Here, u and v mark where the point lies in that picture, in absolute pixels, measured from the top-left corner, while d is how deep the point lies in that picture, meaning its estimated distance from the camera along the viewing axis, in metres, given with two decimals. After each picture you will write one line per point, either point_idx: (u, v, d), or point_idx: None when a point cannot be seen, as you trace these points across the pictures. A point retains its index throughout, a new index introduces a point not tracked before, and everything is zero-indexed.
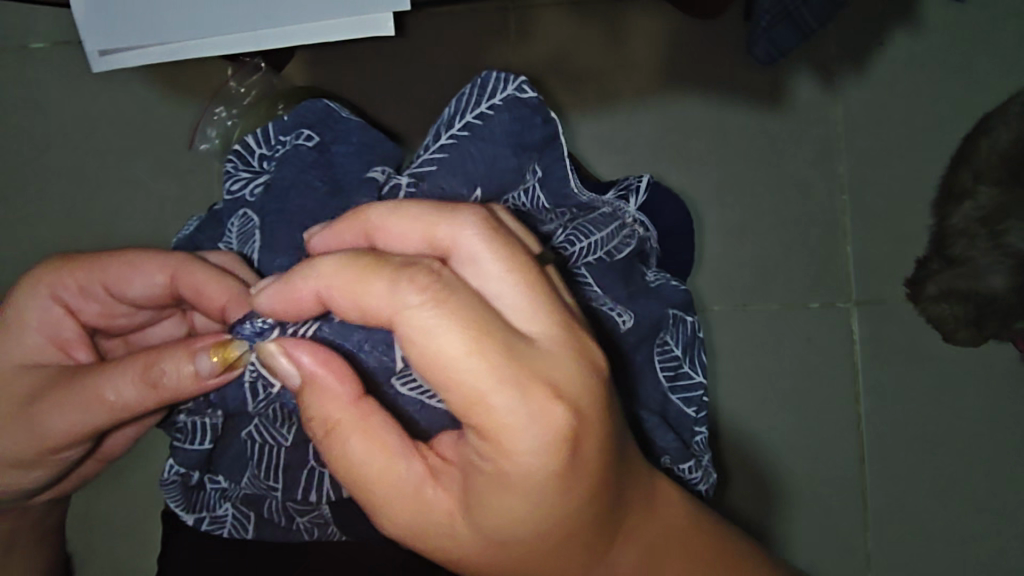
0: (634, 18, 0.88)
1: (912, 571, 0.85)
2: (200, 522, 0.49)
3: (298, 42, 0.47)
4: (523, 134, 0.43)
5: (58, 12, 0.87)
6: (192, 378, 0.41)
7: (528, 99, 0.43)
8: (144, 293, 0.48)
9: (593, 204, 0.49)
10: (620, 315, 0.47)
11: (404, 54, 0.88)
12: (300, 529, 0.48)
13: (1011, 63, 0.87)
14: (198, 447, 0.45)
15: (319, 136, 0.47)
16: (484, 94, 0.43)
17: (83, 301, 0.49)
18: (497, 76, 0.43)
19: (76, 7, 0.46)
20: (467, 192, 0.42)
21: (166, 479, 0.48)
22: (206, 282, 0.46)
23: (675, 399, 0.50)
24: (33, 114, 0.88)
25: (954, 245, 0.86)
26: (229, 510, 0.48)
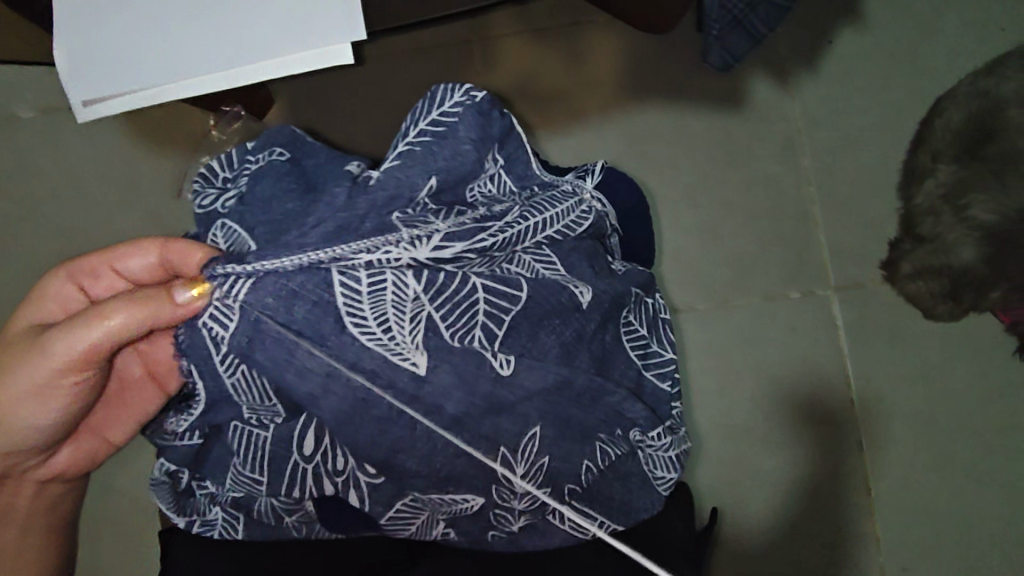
0: (592, 39, 0.93)
1: (924, 550, 0.85)
2: (191, 526, 0.50)
3: (264, 77, 0.50)
4: (484, 127, 0.47)
5: (45, 82, 0.91)
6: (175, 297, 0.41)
7: (477, 101, 0.47)
8: (145, 269, 0.52)
9: (555, 184, 0.52)
10: (578, 289, 0.47)
11: (377, 91, 0.92)
12: (288, 527, 0.50)
13: (956, 47, 0.90)
14: (189, 445, 0.47)
15: (291, 153, 0.47)
16: (435, 100, 0.46)
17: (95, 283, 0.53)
18: (445, 86, 0.47)
19: (61, 64, 0.50)
20: (422, 180, 0.43)
21: (156, 480, 0.50)
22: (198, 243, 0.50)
23: (647, 374, 0.52)
24: (27, 179, 0.92)
25: (922, 223, 0.88)
26: (219, 514, 0.50)
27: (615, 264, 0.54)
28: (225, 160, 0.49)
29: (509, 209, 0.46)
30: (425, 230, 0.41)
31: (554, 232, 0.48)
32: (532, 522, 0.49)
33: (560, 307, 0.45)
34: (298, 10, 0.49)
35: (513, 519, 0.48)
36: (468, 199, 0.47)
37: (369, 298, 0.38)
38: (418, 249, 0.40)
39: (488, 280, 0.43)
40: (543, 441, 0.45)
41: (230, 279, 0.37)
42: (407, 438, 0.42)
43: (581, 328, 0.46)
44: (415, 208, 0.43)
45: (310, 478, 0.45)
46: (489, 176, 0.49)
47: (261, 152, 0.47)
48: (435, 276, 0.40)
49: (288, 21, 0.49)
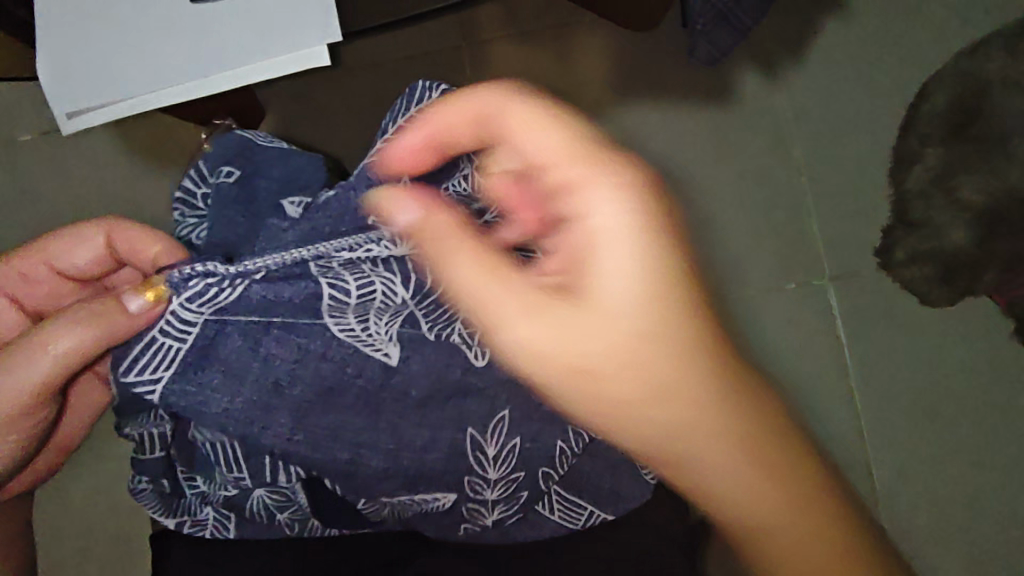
0: (578, 40, 0.93)
1: (929, 538, 0.84)
2: (181, 525, 0.55)
3: (245, 82, 0.51)
4: (438, 119, 0.53)
5: (41, 104, 0.93)
6: (125, 316, 0.49)
7: (433, 96, 0.54)
8: (88, 261, 0.60)
9: (509, 180, 0.59)
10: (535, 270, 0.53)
11: (366, 98, 0.93)
12: (280, 524, 0.55)
13: (942, 32, 0.90)
14: (155, 455, 0.54)
15: (237, 171, 0.60)
16: (411, 98, 0.54)
17: (29, 282, 0.60)
18: (422, 86, 0.55)
19: (41, 77, 0.50)
20: None
21: (141, 488, 0.55)
22: (135, 238, 0.58)
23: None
24: (24, 200, 0.93)
25: (913, 209, 0.88)
26: (211, 513, 0.55)
27: None
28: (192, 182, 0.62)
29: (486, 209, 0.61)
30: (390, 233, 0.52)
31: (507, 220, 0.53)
32: (507, 514, 0.56)
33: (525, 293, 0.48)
34: (275, 17, 0.50)
35: (488, 487, 0.54)
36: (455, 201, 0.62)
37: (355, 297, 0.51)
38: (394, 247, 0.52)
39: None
40: (510, 424, 0.54)
41: (195, 278, 0.48)
42: (388, 422, 0.51)
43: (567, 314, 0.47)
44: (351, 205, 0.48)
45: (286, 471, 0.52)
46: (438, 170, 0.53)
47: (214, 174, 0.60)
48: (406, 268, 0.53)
49: (266, 28, 0.50)
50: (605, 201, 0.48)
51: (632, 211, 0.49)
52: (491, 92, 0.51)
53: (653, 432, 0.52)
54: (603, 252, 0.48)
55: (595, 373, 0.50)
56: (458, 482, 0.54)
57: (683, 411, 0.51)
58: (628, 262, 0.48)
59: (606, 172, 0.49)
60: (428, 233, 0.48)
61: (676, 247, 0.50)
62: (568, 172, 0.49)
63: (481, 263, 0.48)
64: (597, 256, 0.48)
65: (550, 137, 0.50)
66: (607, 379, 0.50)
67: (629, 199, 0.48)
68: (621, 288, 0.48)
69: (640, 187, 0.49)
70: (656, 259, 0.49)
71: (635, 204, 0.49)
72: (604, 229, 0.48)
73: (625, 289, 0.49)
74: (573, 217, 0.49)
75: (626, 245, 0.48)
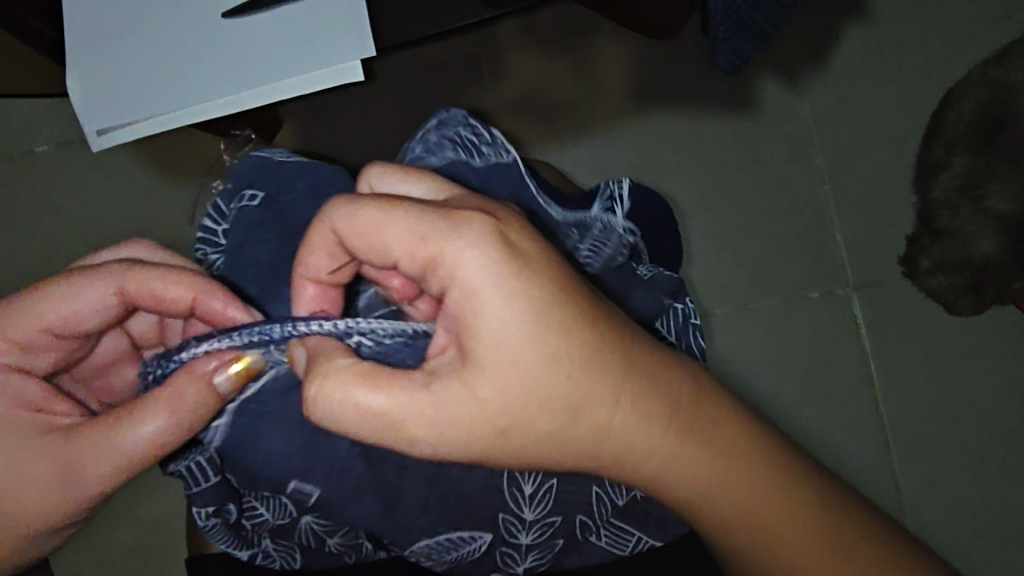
0: (598, 49, 0.93)
1: (958, 551, 0.83)
2: (254, 558, 0.53)
3: (276, 97, 0.50)
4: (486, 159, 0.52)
5: (58, 115, 0.92)
6: (213, 394, 0.42)
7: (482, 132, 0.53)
8: (91, 318, 0.44)
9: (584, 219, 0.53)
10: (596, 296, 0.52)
11: (384, 106, 0.92)
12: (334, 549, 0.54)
13: (965, 40, 0.90)
14: (208, 485, 0.48)
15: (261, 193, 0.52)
16: (444, 128, 0.53)
17: (31, 355, 0.45)
18: (453, 115, 0.53)
19: (73, 94, 0.50)
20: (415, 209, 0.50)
21: (206, 527, 0.50)
22: (159, 285, 0.44)
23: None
24: (42, 212, 0.92)
25: (939, 218, 0.85)
26: (273, 543, 0.53)
27: (642, 271, 0.56)
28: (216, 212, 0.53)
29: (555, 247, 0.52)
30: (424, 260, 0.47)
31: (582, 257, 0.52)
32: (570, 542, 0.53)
33: None
34: (307, 32, 0.49)
35: (524, 529, 0.51)
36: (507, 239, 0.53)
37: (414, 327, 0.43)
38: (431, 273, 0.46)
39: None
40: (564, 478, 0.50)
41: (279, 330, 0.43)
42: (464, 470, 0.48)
43: None
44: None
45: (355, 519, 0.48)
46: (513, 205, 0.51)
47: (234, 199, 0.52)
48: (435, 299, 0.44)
49: (298, 44, 0.49)
50: (474, 263, 0.36)
51: (541, 273, 0.37)
52: (346, 204, 0.37)
53: (683, 476, 0.43)
54: (506, 332, 0.37)
55: (597, 437, 0.40)
56: (492, 519, 0.50)
57: (702, 480, 0.43)
58: (530, 332, 0.37)
59: (468, 232, 0.36)
60: (316, 382, 0.37)
61: (580, 287, 0.39)
62: (457, 288, 0.36)
63: (362, 381, 0.36)
64: (500, 346, 0.37)
65: (405, 241, 0.36)
66: (606, 439, 0.40)
67: (512, 261, 0.36)
68: (526, 366, 0.37)
69: (520, 235, 0.38)
70: (553, 336, 0.37)
71: (522, 272, 0.37)
72: (524, 284, 0.37)
73: (542, 375, 0.38)
74: (456, 295, 0.36)
75: (501, 308, 0.36)
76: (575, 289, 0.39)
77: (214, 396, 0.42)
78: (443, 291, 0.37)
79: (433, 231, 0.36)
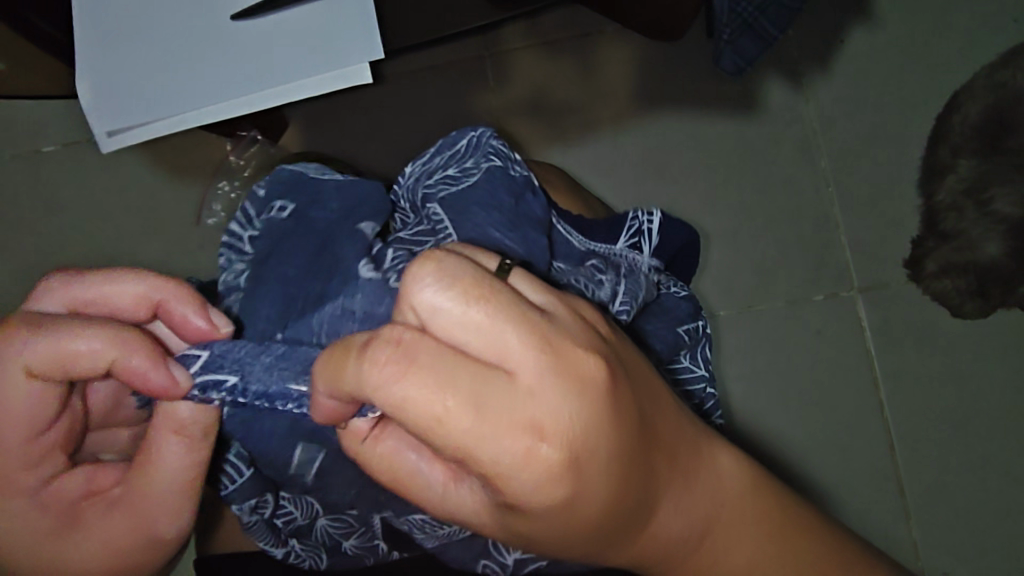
0: (603, 50, 0.93)
1: (963, 553, 0.83)
2: (288, 555, 0.53)
3: (283, 100, 0.50)
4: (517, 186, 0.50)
5: (64, 115, 0.93)
6: (199, 412, 0.39)
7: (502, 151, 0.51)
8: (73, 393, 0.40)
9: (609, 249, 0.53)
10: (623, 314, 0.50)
11: (389, 108, 0.93)
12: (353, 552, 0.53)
13: (970, 41, 0.90)
14: (247, 477, 0.48)
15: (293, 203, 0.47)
16: (472, 146, 0.52)
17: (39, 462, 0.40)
18: (483, 134, 0.52)
19: (83, 95, 0.51)
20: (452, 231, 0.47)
21: (248, 523, 0.50)
22: (123, 295, 0.40)
23: (679, 391, 0.56)
24: (48, 213, 0.93)
25: (945, 221, 0.87)
26: (298, 544, 0.53)
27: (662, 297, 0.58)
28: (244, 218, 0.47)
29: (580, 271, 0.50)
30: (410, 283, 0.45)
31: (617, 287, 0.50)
32: None
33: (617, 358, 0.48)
34: (315, 36, 0.49)
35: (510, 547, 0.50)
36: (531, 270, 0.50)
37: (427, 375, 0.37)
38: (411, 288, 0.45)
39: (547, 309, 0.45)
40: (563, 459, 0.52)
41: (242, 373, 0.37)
42: None
43: None
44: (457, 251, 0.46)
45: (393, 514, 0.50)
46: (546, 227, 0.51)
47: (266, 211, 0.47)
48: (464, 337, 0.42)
49: (306, 47, 0.49)
50: (533, 469, 0.28)
51: (613, 448, 0.30)
52: (402, 338, 0.28)
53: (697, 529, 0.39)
54: (569, 512, 0.30)
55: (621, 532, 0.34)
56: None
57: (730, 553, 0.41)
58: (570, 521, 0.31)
59: (548, 382, 0.28)
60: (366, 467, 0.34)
61: (645, 456, 0.32)
62: (511, 464, 0.28)
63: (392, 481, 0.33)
64: (557, 519, 0.30)
65: (481, 423, 0.27)
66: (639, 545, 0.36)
67: (574, 466, 0.29)
68: (579, 531, 0.32)
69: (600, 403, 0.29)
70: (610, 510, 0.32)
71: (608, 430, 0.30)
72: (587, 472, 0.29)
73: (596, 538, 0.33)
74: (518, 494, 0.29)
75: (564, 500, 0.29)
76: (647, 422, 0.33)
77: (206, 415, 0.39)
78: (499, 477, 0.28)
79: (513, 382, 0.28)
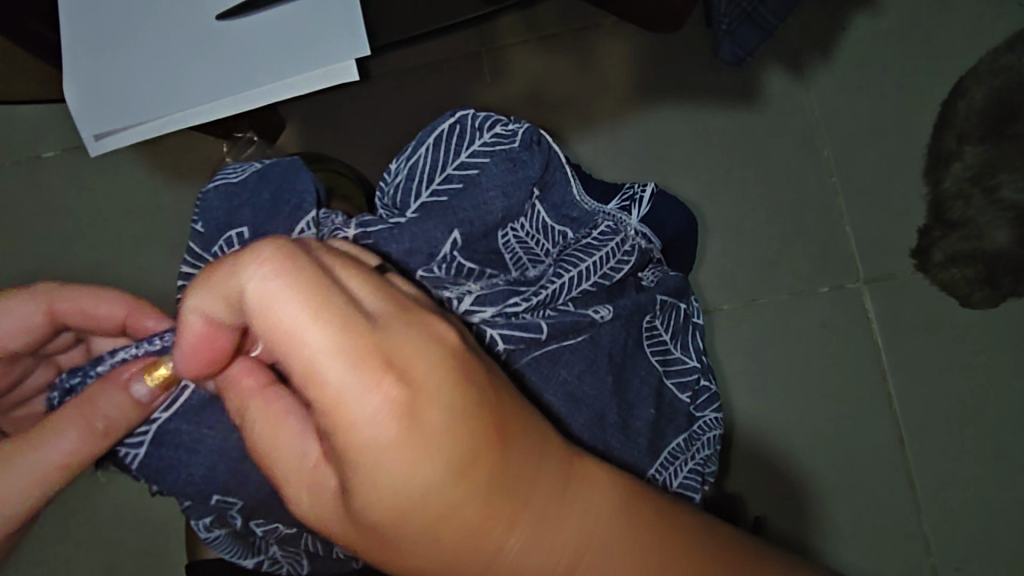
0: (599, 42, 0.91)
1: (976, 548, 0.81)
2: (260, 565, 0.51)
3: (266, 99, 0.50)
4: (516, 173, 0.48)
5: (63, 121, 0.93)
6: (136, 406, 0.40)
7: (508, 148, 0.48)
8: (25, 341, 0.49)
9: (593, 219, 0.53)
10: (596, 310, 0.48)
11: (383, 106, 0.92)
12: (337, 556, 0.51)
13: (977, 25, 0.88)
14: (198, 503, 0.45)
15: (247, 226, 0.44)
16: (463, 138, 0.48)
17: None
18: (473, 121, 0.49)
19: (68, 97, 0.50)
20: (442, 236, 0.46)
21: (212, 538, 0.49)
22: (97, 306, 0.49)
23: (667, 383, 0.53)
24: (48, 219, 0.93)
25: (952, 208, 0.86)
26: (277, 552, 0.51)
27: (645, 278, 0.56)
28: (194, 256, 0.45)
29: (543, 271, 0.49)
30: (458, 291, 0.46)
31: (590, 283, 0.49)
32: None
33: (602, 372, 0.48)
34: (297, 33, 0.49)
35: None
36: (499, 244, 0.49)
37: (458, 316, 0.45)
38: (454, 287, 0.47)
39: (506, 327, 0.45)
40: None
41: None
42: None
43: (613, 344, 0.49)
44: (444, 267, 0.47)
45: (322, 545, 0.50)
46: (525, 213, 0.50)
47: (220, 246, 0.44)
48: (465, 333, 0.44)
49: (289, 45, 0.49)
50: (352, 383, 0.29)
51: (440, 417, 0.31)
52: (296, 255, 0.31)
53: (575, 531, 0.34)
54: (397, 479, 0.30)
55: (476, 529, 0.32)
56: None
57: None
58: (400, 512, 0.31)
59: (400, 327, 0.31)
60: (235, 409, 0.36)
61: (478, 400, 0.32)
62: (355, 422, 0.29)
63: (262, 430, 0.35)
64: (390, 500, 0.30)
65: (338, 339, 0.29)
66: (513, 558, 0.33)
67: (398, 388, 0.30)
68: (416, 508, 0.31)
69: (448, 366, 0.32)
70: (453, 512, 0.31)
71: (448, 384, 0.31)
72: (415, 438, 0.30)
73: (451, 492, 0.31)
74: (348, 397, 0.29)
75: (385, 411, 0.29)
76: (519, 406, 0.35)
77: (135, 415, 0.40)
78: (329, 403, 0.29)
79: (364, 325, 0.30)
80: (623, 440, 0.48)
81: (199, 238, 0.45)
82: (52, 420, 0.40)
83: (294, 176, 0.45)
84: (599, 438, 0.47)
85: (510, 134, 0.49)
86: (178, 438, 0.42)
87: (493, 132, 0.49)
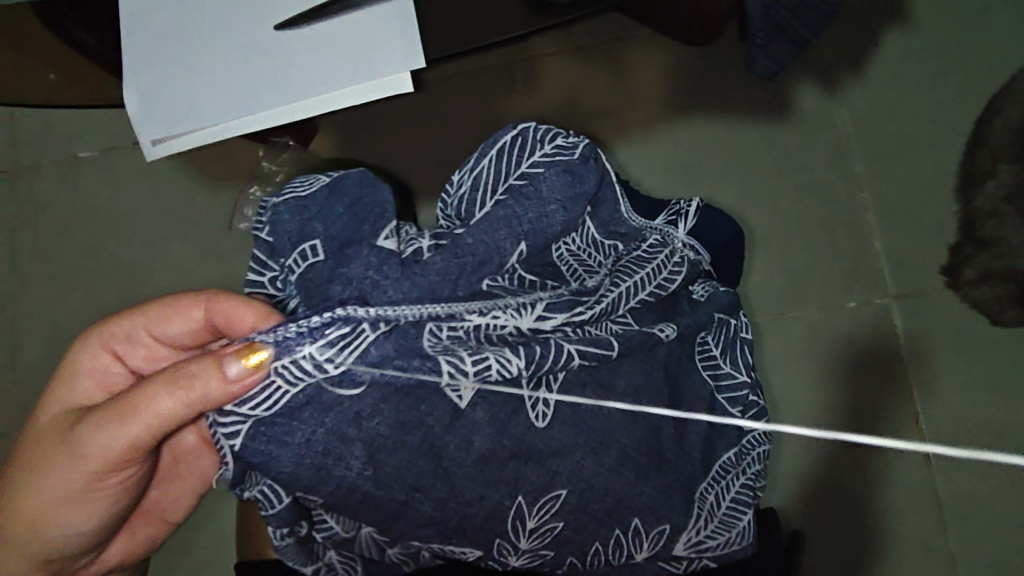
0: (634, 54, 0.92)
1: (1003, 568, 0.81)
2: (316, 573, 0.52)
3: (325, 108, 0.51)
4: (572, 188, 0.48)
5: (103, 123, 0.95)
6: (222, 381, 0.39)
7: (568, 160, 0.49)
8: (182, 333, 0.54)
9: (641, 234, 0.54)
10: (659, 327, 0.50)
11: (421, 114, 0.93)
12: (393, 561, 0.53)
13: (1009, 45, 0.88)
14: (280, 507, 0.45)
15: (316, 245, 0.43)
16: (524, 149, 0.49)
17: (128, 346, 0.55)
18: (535, 131, 0.49)
19: (130, 105, 0.52)
20: (511, 245, 0.45)
21: (281, 546, 0.49)
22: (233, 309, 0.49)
23: (720, 397, 0.54)
24: (86, 218, 0.95)
25: (983, 227, 0.86)
26: (335, 558, 0.52)
27: (696, 291, 0.57)
28: (258, 263, 0.47)
29: (600, 281, 0.50)
30: (529, 299, 0.45)
31: (646, 293, 0.51)
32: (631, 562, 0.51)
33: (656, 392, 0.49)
34: (355, 44, 0.50)
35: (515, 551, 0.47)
36: (555, 257, 0.50)
37: (552, 325, 0.46)
38: (523, 318, 0.45)
39: (581, 346, 0.46)
40: (510, 546, 0.47)
41: (330, 324, 0.39)
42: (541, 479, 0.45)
43: (668, 362, 0.51)
44: (510, 278, 0.46)
45: (377, 546, 0.51)
46: (577, 228, 0.51)
47: (294, 259, 0.43)
48: (532, 351, 0.43)
49: (347, 55, 0.50)
50: None
51: None
52: None
53: None
54: None
55: None
56: (487, 543, 0.46)
57: None
58: None
59: None
60: None
61: None
62: None
63: None
64: None
65: None
66: None
67: None
68: None
69: None
70: None
71: None
72: None
73: None
74: None
75: None
76: None
77: (219, 393, 0.40)
78: None
79: None
80: (669, 451, 0.49)
81: (266, 245, 0.46)
82: (160, 376, 0.44)
83: (372, 187, 0.44)
84: (648, 446, 0.48)
85: (569, 146, 0.50)
86: (270, 433, 0.39)
87: (554, 143, 0.50)
